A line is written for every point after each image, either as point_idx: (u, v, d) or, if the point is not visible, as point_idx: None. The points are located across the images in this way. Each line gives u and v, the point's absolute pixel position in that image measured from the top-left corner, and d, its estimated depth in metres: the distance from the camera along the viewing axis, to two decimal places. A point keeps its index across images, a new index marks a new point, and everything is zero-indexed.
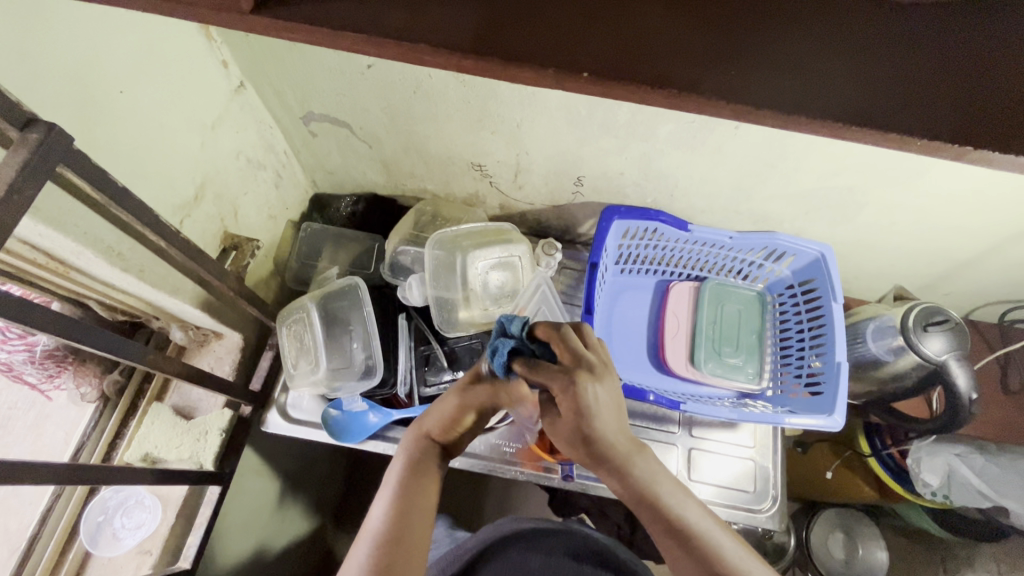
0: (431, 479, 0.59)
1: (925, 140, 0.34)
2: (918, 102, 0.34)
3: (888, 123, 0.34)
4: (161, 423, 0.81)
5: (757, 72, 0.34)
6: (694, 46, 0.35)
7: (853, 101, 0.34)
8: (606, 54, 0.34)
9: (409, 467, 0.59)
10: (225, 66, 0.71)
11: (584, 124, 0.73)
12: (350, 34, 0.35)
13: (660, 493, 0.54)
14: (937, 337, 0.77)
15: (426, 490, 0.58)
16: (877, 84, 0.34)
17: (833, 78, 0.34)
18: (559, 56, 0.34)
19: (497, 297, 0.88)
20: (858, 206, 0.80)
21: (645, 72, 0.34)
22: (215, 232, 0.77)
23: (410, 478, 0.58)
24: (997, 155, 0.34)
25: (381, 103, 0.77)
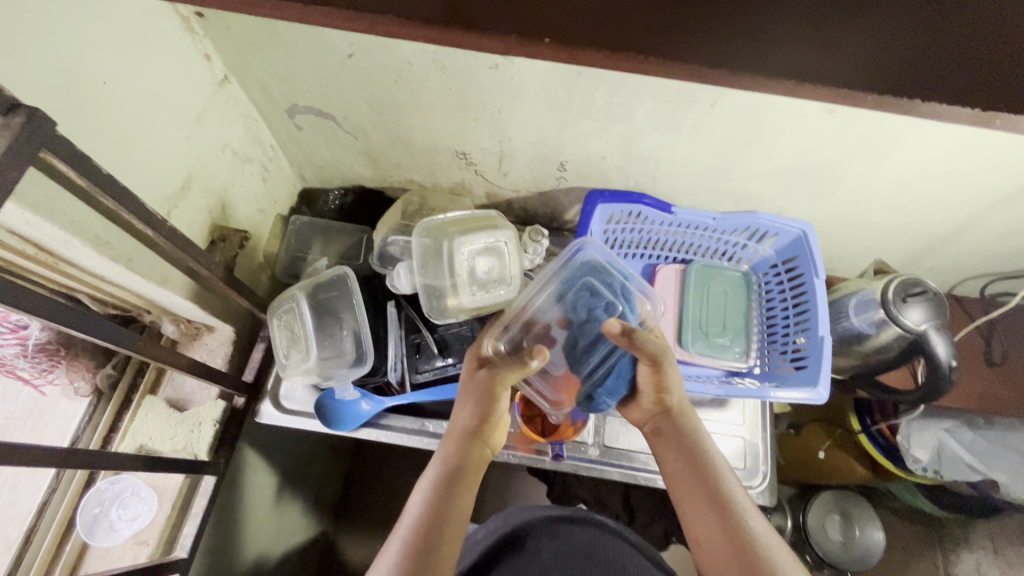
0: (462, 479, 0.63)
1: (875, 95, 0.35)
2: (869, 57, 0.35)
3: (843, 78, 0.35)
4: (154, 415, 0.82)
5: (712, 32, 0.35)
6: (651, 11, 0.36)
7: (804, 61, 0.35)
8: (567, 19, 0.35)
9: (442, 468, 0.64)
10: (208, 59, 0.72)
11: (564, 107, 0.75)
12: (317, 7, 0.36)
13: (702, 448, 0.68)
14: (916, 307, 0.79)
15: (457, 492, 0.62)
16: (829, 42, 0.35)
17: (785, 37, 0.35)
18: (522, 24, 0.35)
19: (485, 282, 0.88)
20: (835, 181, 0.81)
21: (603, 37, 0.35)
22: (204, 224, 0.78)
23: (442, 478, 0.63)
24: (945, 108, 0.35)
25: (365, 93, 0.78)
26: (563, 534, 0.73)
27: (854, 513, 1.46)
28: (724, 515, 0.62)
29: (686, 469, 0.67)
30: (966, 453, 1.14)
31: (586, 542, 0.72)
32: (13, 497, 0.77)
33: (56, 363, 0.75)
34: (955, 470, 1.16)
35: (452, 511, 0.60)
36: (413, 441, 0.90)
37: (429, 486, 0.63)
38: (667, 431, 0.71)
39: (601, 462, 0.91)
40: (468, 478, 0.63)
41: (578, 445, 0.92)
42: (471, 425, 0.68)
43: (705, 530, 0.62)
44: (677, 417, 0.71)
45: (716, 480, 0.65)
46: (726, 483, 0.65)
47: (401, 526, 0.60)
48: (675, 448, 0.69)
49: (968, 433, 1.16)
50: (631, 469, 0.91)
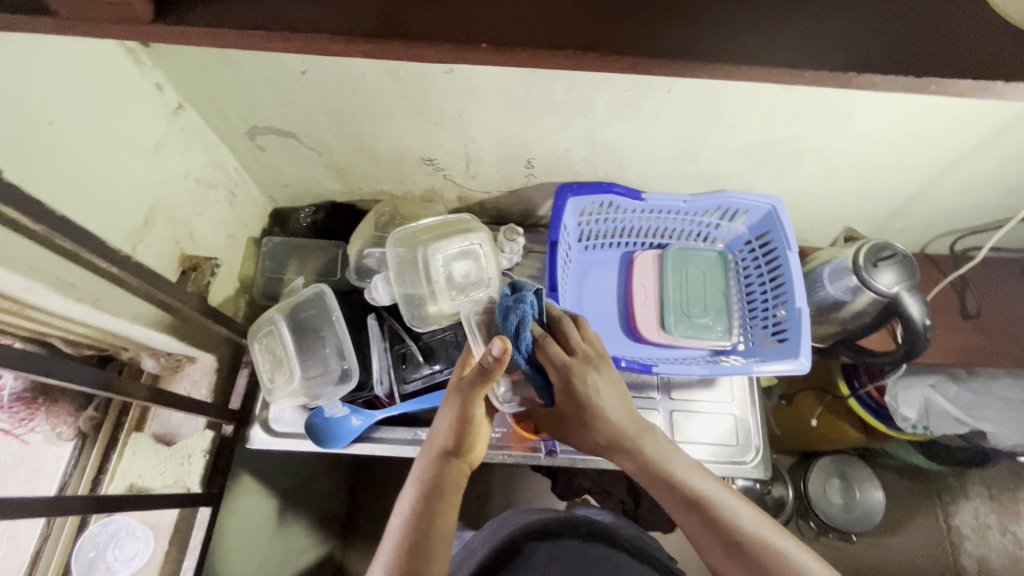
0: (439, 497, 0.59)
1: (813, 72, 0.35)
2: (803, 36, 0.35)
3: (782, 59, 0.35)
4: (141, 452, 0.81)
5: (647, 25, 0.35)
6: (585, 6, 0.36)
7: (741, 43, 0.35)
8: (502, 24, 0.35)
9: (420, 486, 0.60)
10: (159, 88, 0.71)
11: (523, 105, 0.75)
12: (247, 32, 0.36)
13: (670, 466, 0.62)
14: (887, 270, 0.80)
15: (434, 514, 0.57)
16: (764, 24, 0.36)
17: (720, 19, 0.35)
18: (457, 31, 0.35)
19: (464, 285, 0.88)
20: (798, 154, 0.82)
21: (542, 35, 0.35)
22: (173, 255, 0.77)
23: (420, 498, 0.59)
24: (885, 79, 0.35)
25: (323, 108, 0.78)
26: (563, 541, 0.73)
27: (853, 475, 1.50)
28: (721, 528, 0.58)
29: (676, 496, 0.61)
30: (952, 407, 1.17)
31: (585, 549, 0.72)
32: None
33: (37, 410, 0.74)
34: (943, 424, 1.18)
35: (433, 530, 0.56)
36: (407, 451, 0.89)
37: (405, 511, 0.58)
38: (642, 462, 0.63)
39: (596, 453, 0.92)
40: (448, 497, 0.59)
41: None
42: (447, 440, 0.63)
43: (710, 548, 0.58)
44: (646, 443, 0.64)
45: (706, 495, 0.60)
46: (713, 493, 0.60)
47: (382, 550, 0.56)
48: (655, 475, 0.62)
49: (952, 387, 1.19)
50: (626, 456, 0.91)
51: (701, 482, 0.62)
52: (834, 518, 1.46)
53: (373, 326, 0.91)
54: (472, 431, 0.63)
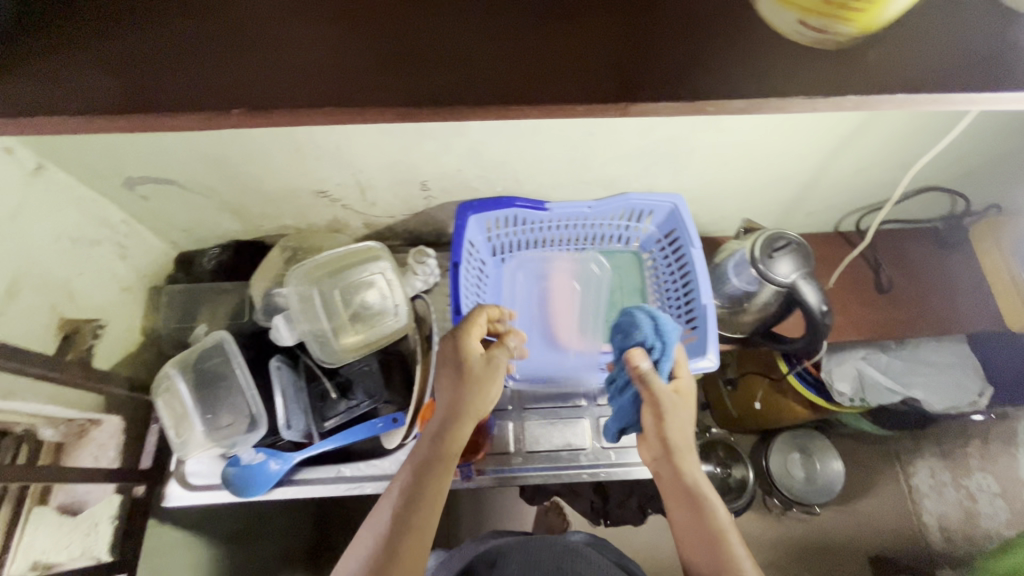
0: (428, 469, 0.64)
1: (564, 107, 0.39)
2: (543, 81, 0.40)
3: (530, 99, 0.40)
4: (46, 526, 0.74)
5: (400, 80, 0.41)
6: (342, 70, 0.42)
7: (487, 87, 0.40)
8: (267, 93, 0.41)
9: (415, 458, 0.66)
10: (8, 151, 0.68)
11: (398, 133, 0.73)
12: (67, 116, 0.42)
13: (704, 492, 0.67)
14: (782, 260, 0.80)
15: (417, 488, 0.63)
16: (503, 70, 0.41)
17: (465, 74, 0.41)
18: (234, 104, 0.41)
19: (367, 316, 0.88)
20: (687, 153, 0.82)
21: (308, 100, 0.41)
22: (49, 320, 0.74)
23: (411, 472, 0.65)
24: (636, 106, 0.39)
25: (195, 152, 0.75)
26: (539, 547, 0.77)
27: (812, 447, 1.51)
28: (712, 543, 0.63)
29: (682, 497, 0.67)
30: (884, 377, 1.19)
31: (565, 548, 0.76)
32: None
33: None
34: (879, 395, 1.19)
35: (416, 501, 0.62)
36: (332, 489, 0.88)
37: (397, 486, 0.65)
38: (670, 476, 0.69)
39: (525, 468, 0.90)
40: (440, 469, 0.64)
41: (501, 457, 0.91)
42: (453, 408, 0.67)
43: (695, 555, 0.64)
44: (681, 458, 0.69)
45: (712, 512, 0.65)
46: (727, 529, 0.64)
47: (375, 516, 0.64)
48: (683, 492, 0.67)
49: (883, 357, 1.21)
50: (555, 469, 0.91)
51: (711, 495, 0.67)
52: (797, 493, 1.46)
53: (286, 364, 0.89)
54: (478, 400, 0.68)
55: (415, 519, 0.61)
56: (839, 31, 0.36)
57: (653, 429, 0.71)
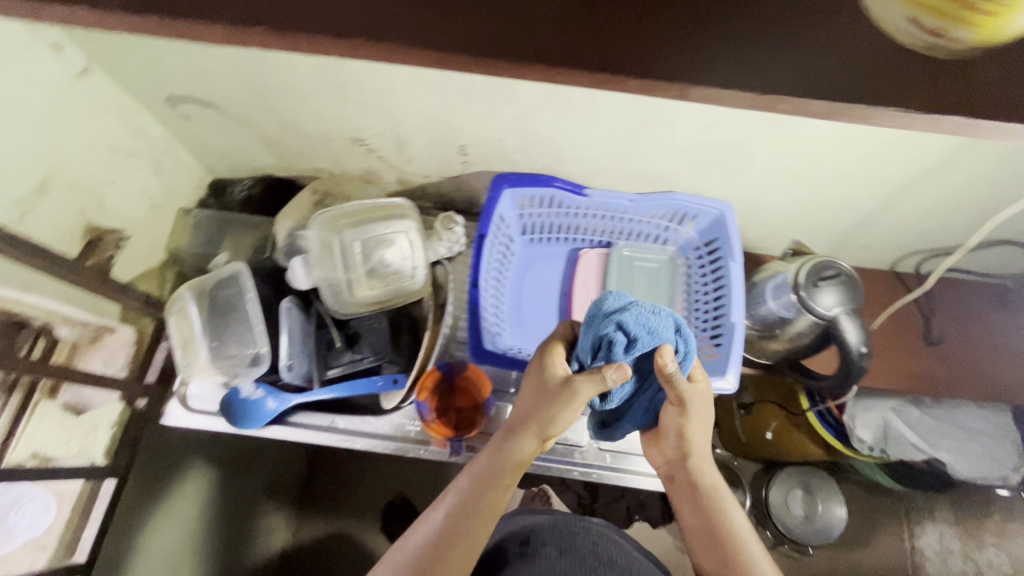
0: (486, 488, 0.66)
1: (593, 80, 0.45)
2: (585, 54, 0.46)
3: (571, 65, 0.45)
4: (48, 421, 0.78)
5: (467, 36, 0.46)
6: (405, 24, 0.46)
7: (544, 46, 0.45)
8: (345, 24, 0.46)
9: (478, 471, 0.67)
10: (59, 49, 0.67)
11: (444, 88, 0.70)
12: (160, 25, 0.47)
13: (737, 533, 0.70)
14: (827, 291, 0.74)
15: (475, 505, 0.65)
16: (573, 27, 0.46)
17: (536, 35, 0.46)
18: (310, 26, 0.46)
19: (388, 274, 0.87)
20: (746, 159, 0.76)
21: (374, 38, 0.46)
22: (77, 224, 0.74)
23: (472, 486, 0.66)
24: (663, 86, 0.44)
25: (238, 77, 0.73)
26: (570, 534, 0.78)
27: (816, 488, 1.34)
28: (729, 554, 0.69)
29: (691, 499, 0.74)
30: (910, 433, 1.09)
31: (592, 545, 0.77)
32: None
33: None
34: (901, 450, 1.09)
35: (476, 523, 0.64)
36: (322, 438, 0.88)
37: (450, 501, 0.66)
38: (682, 479, 0.75)
39: None
40: (501, 479, 0.66)
41: None
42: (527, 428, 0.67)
43: (707, 552, 0.71)
44: (695, 468, 0.73)
45: (726, 524, 0.71)
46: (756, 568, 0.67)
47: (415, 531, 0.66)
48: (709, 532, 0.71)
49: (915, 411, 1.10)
50: (546, 461, 0.89)
51: (728, 502, 0.73)
52: (793, 532, 1.32)
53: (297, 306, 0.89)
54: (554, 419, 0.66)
55: (468, 532, 0.63)
56: (956, 38, 0.39)
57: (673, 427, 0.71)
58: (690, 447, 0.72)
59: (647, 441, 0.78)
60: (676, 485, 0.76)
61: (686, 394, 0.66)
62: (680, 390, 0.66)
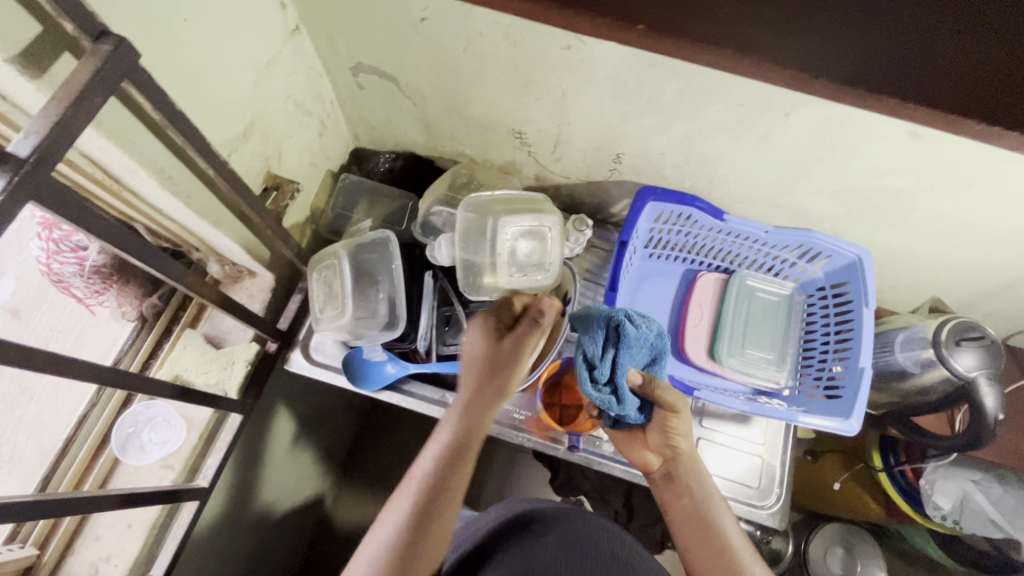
0: (455, 465, 0.68)
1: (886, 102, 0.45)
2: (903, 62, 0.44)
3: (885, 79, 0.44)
4: (192, 348, 0.85)
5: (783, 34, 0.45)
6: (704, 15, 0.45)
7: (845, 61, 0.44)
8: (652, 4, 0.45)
9: (442, 451, 0.69)
10: (283, 7, 0.72)
11: (631, 98, 0.72)
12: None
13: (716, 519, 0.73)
14: (969, 352, 0.75)
15: (447, 480, 0.67)
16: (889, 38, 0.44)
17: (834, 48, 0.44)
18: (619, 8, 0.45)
19: (525, 266, 0.87)
20: (904, 210, 0.77)
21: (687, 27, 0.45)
22: (260, 170, 0.79)
23: (440, 465, 0.68)
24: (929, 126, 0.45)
25: (431, 59, 0.76)
26: (571, 523, 0.73)
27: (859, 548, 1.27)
28: (715, 538, 0.71)
29: (684, 496, 0.75)
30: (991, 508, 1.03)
31: (594, 536, 0.72)
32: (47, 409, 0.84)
33: (109, 287, 0.78)
34: (975, 523, 1.05)
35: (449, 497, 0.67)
36: (431, 410, 0.91)
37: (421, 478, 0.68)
38: (675, 474, 0.77)
39: (613, 458, 0.90)
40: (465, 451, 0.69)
41: (594, 438, 0.91)
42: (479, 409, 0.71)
43: (695, 540, 0.72)
44: (686, 460, 0.77)
45: (712, 515, 0.73)
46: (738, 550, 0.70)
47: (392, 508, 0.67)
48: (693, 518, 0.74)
49: (995, 488, 1.04)
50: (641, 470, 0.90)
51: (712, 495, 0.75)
52: None
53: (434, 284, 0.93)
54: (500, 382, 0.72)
55: (442, 508, 0.66)
56: None
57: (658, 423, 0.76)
58: (677, 444, 0.76)
59: (626, 440, 0.82)
60: (666, 480, 0.78)
61: (676, 400, 0.74)
62: (672, 397, 0.73)
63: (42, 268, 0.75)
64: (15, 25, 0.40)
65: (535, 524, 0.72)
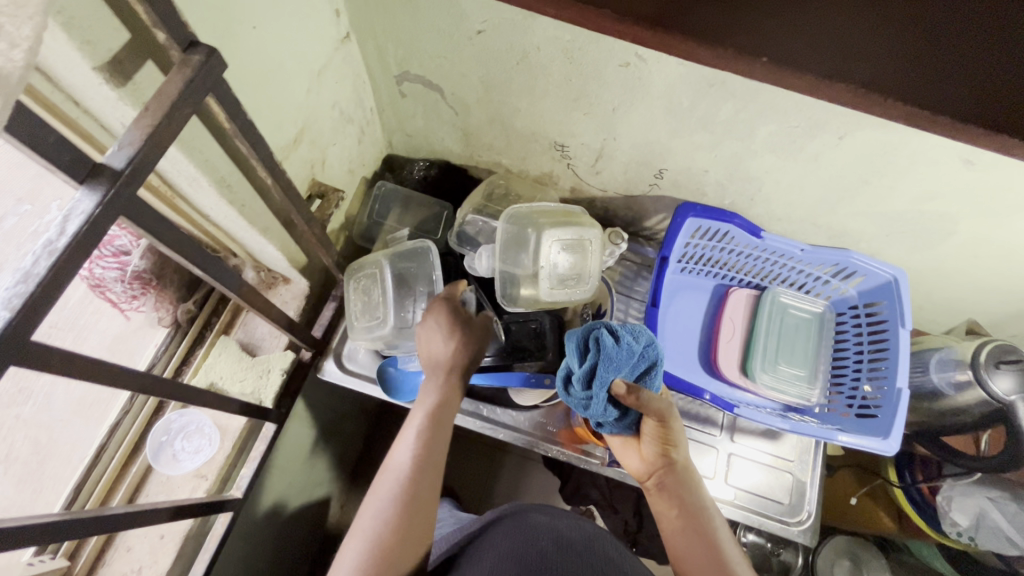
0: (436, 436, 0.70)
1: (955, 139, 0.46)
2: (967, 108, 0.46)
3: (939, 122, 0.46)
4: (227, 356, 0.83)
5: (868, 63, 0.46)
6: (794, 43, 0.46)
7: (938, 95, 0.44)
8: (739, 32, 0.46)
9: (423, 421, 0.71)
10: (337, 14, 0.71)
11: (683, 116, 0.73)
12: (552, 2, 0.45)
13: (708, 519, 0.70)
14: (1009, 376, 0.76)
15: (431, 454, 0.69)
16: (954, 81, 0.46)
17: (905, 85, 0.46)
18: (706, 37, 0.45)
19: (564, 279, 0.86)
20: (945, 234, 0.78)
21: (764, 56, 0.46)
22: (305, 177, 0.78)
23: (422, 434, 0.70)
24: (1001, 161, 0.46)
25: (482, 71, 0.76)
26: (562, 524, 0.72)
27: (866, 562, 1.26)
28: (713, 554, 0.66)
29: (683, 511, 0.70)
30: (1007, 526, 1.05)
31: (586, 537, 0.71)
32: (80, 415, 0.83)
33: (146, 291, 0.77)
34: (992, 540, 1.06)
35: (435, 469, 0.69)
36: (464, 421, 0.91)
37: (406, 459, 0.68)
38: (670, 485, 0.72)
39: None
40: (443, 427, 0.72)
41: None
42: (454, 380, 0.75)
43: (687, 554, 0.67)
44: (681, 471, 0.73)
45: (712, 531, 0.69)
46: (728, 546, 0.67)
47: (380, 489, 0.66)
48: (684, 520, 0.70)
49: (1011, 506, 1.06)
50: None
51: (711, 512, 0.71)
52: None
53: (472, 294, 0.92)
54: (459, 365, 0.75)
55: (425, 480, 0.67)
56: None
57: (652, 432, 0.73)
58: (673, 453, 0.73)
59: (625, 447, 0.78)
60: (659, 490, 0.73)
61: (665, 407, 0.72)
62: (657, 403, 0.70)
63: (82, 274, 0.72)
64: (109, 33, 0.39)
65: (527, 523, 0.72)
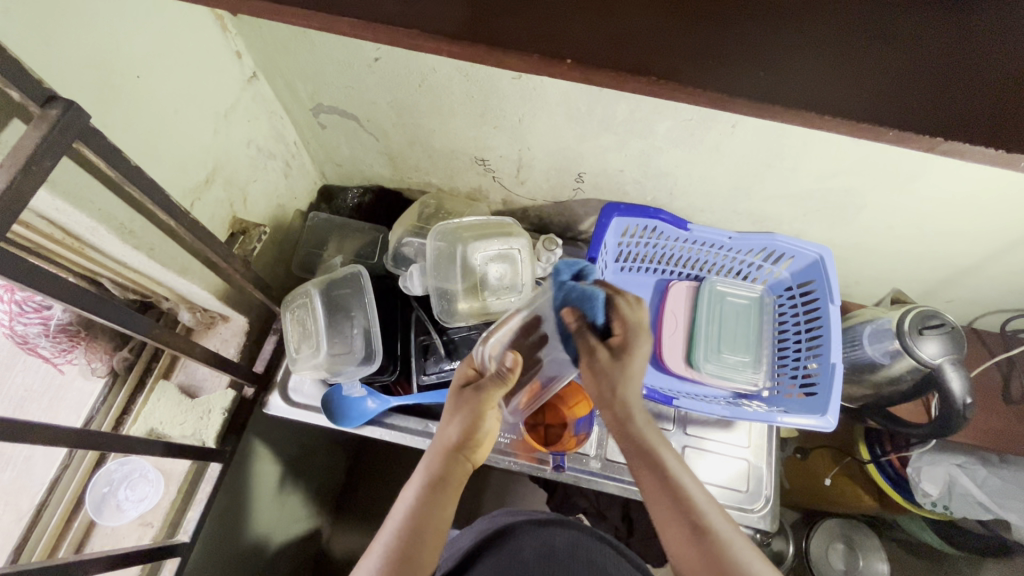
0: (441, 495, 0.62)
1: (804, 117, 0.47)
2: None
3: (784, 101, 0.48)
4: (166, 400, 0.83)
5: None
6: None
7: None
8: None
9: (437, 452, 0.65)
10: (239, 57, 0.73)
11: (584, 120, 0.74)
12: None
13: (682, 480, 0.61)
14: (932, 340, 0.77)
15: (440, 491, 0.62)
16: None
17: None
18: None
19: (497, 289, 0.87)
20: (856, 209, 0.80)
21: None
22: (225, 216, 0.80)
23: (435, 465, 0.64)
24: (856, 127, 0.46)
25: (388, 97, 0.78)
26: (546, 533, 0.72)
27: (859, 542, 1.23)
28: (692, 525, 0.58)
29: (659, 488, 0.61)
30: (978, 490, 1.00)
31: (570, 544, 0.71)
32: (20, 483, 0.82)
33: (76, 344, 0.78)
34: (964, 507, 1.01)
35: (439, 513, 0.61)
36: (416, 441, 0.88)
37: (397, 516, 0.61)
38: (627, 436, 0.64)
39: (602, 475, 0.90)
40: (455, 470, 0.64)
41: (579, 456, 0.92)
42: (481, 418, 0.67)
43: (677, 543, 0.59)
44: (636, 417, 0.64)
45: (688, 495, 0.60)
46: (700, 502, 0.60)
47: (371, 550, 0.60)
48: (664, 494, 0.61)
49: (981, 470, 1.01)
50: (631, 485, 0.90)
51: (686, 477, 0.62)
52: None
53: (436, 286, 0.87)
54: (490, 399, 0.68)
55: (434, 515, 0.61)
56: None
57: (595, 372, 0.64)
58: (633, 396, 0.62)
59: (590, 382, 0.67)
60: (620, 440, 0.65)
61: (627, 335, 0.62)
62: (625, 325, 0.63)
63: (6, 332, 0.75)
64: None
65: (510, 540, 0.71)
